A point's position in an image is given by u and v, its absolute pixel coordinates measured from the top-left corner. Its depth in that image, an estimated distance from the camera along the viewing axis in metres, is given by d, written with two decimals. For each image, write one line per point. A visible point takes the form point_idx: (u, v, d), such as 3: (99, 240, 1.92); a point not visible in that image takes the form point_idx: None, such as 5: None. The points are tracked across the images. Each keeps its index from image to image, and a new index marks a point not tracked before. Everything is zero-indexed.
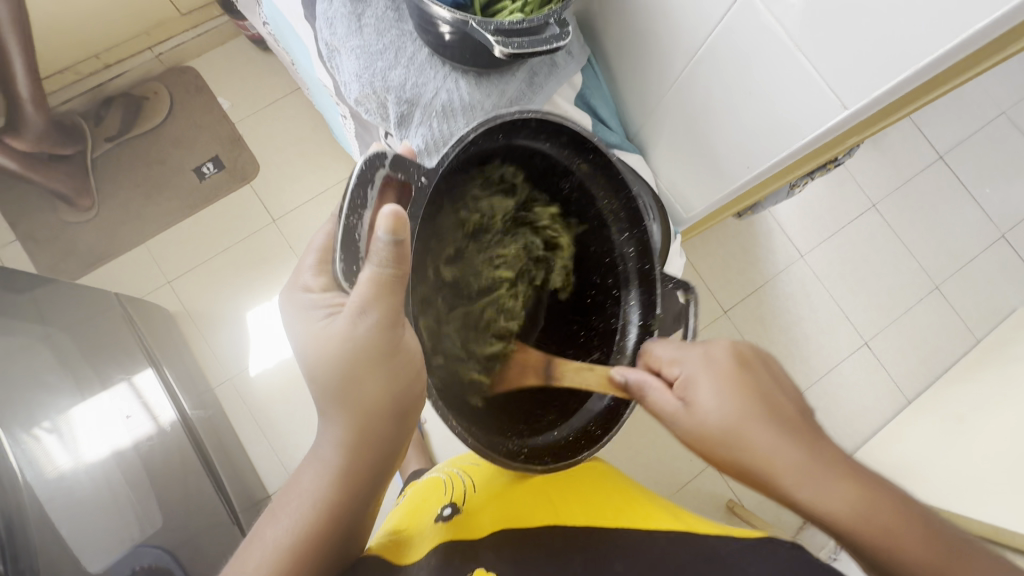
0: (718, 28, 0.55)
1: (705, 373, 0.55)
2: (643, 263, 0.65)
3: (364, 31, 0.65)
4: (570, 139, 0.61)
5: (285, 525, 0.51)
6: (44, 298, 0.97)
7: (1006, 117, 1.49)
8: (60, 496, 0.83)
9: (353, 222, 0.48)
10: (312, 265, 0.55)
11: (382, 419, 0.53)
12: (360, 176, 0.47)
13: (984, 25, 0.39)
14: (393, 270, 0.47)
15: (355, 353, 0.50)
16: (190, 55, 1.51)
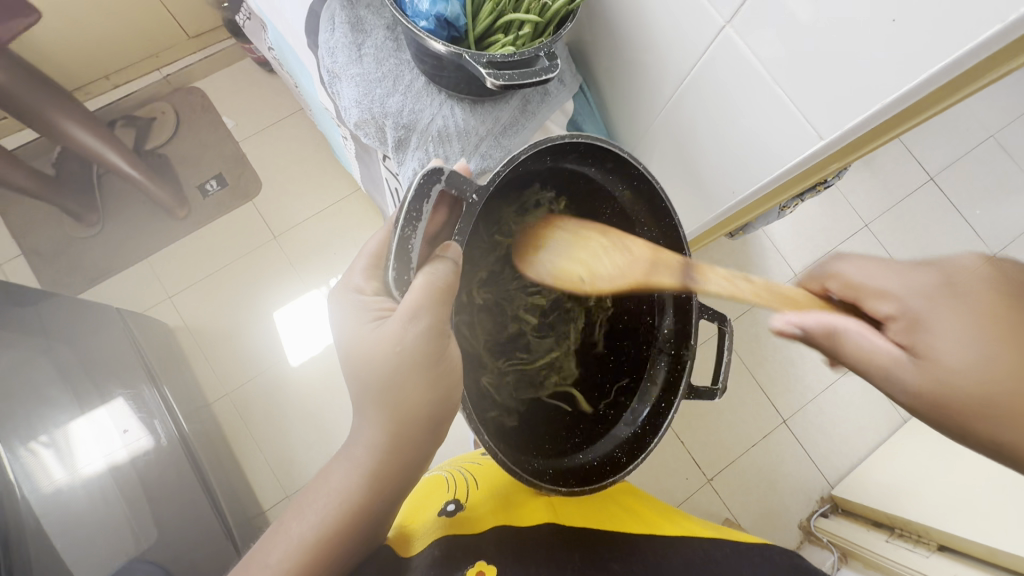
0: (702, 59, 0.58)
1: (937, 312, 0.47)
2: (680, 292, 0.67)
3: (363, 60, 0.68)
4: (616, 168, 0.62)
5: (311, 521, 0.52)
6: (48, 312, 0.99)
7: (995, 140, 1.52)
8: (55, 510, 0.85)
9: (407, 233, 0.48)
10: (363, 268, 0.57)
11: (415, 424, 0.54)
12: (416, 189, 0.48)
13: (938, 70, 0.41)
14: (445, 281, 0.51)
15: (401, 357, 0.51)
16: (197, 76, 1.55)
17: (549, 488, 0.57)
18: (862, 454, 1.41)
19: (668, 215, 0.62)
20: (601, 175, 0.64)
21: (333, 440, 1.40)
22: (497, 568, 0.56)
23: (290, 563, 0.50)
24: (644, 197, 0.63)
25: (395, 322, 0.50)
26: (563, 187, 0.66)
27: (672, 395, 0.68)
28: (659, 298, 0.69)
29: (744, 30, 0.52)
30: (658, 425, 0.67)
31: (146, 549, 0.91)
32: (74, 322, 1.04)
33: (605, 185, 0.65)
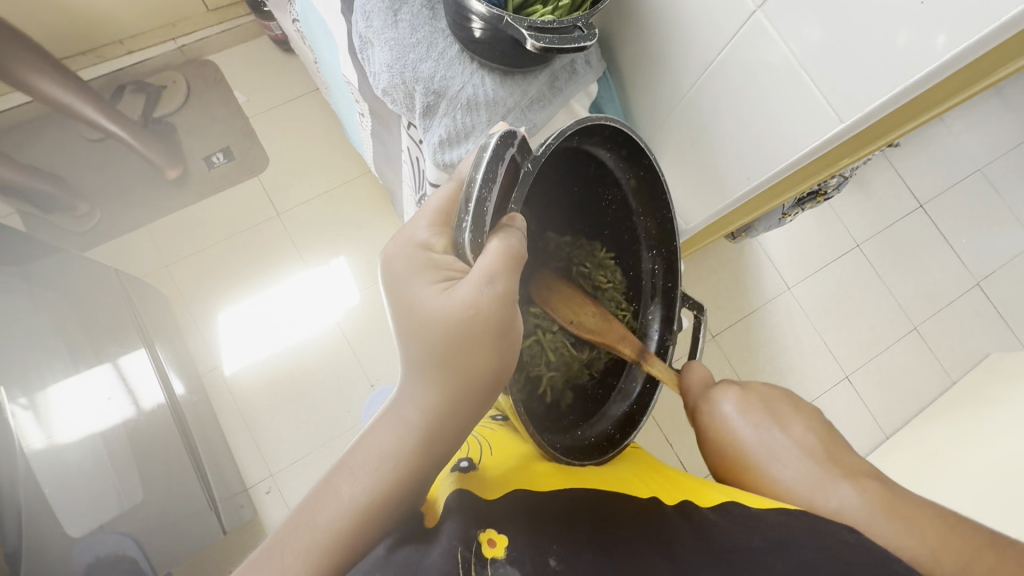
0: (728, 46, 0.62)
1: (719, 400, 0.61)
2: (667, 280, 0.71)
3: (398, 26, 0.70)
4: (629, 156, 0.62)
5: (363, 485, 0.46)
6: (47, 263, 0.97)
7: (982, 173, 1.57)
8: (46, 467, 0.81)
9: (483, 195, 0.47)
10: (429, 221, 0.54)
11: (474, 389, 0.51)
12: (493, 151, 0.47)
13: (961, 49, 0.45)
14: (521, 249, 0.50)
15: (474, 321, 0.49)
16: (212, 50, 1.56)
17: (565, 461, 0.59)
18: None
19: (666, 207, 0.65)
20: (612, 161, 0.63)
21: (320, 422, 1.38)
22: (508, 539, 0.51)
23: (341, 529, 0.45)
24: (648, 185, 0.64)
25: (471, 284, 0.49)
26: (571, 174, 0.63)
27: (657, 376, 0.70)
28: (648, 285, 0.72)
29: (776, 12, 0.55)
30: (647, 404, 0.69)
31: (127, 510, 0.90)
32: (73, 278, 1.03)
33: (614, 172, 0.64)
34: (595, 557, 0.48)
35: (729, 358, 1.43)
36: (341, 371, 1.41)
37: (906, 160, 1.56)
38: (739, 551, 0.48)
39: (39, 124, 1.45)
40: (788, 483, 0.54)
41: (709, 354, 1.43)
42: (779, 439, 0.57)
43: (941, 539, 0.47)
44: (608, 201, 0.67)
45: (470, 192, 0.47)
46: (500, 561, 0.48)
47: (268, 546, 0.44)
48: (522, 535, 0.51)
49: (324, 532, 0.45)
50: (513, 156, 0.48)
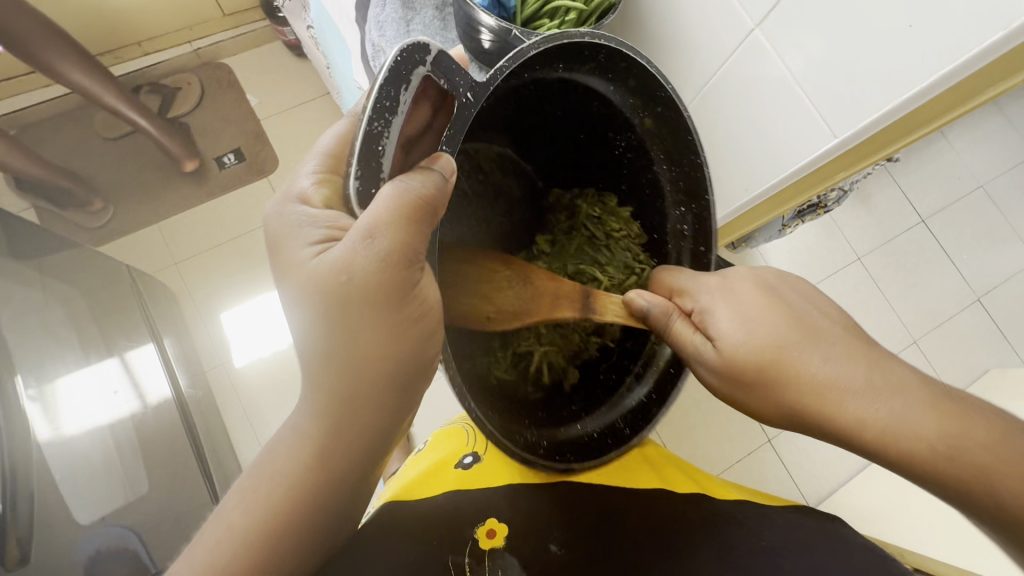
0: (725, 66, 0.66)
1: (718, 302, 0.54)
2: (698, 243, 0.61)
3: (410, 35, 0.73)
4: (640, 88, 0.54)
5: (247, 509, 0.43)
6: (61, 259, 0.99)
7: (984, 191, 1.58)
8: (58, 458, 0.82)
9: (379, 128, 0.39)
10: (314, 168, 0.45)
11: (373, 389, 0.43)
12: (392, 70, 0.38)
13: (946, 72, 0.49)
14: (417, 194, 0.40)
15: (349, 292, 0.40)
16: (226, 53, 1.59)
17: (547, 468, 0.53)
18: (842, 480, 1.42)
19: (691, 150, 0.56)
20: (619, 96, 0.56)
21: None
22: (506, 527, 0.63)
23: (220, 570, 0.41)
24: (667, 125, 0.56)
25: (346, 244, 0.40)
26: (576, 115, 0.60)
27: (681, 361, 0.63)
28: (674, 249, 0.64)
29: (772, 32, 0.59)
30: (666, 395, 0.62)
31: (131, 501, 0.92)
32: (88, 274, 1.05)
33: (624, 110, 0.57)
34: (588, 557, 0.58)
35: None
36: None
37: (908, 176, 1.57)
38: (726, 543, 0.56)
39: (56, 121, 1.48)
40: (823, 379, 0.47)
41: None
42: (775, 331, 0.50)
43: (956, 424, 0.43)
44: (622, 147, 0.62)
45: (361, 125, 0.38)
46: (498, 551, 0.61)
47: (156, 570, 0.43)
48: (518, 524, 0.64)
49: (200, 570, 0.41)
50: (427, 75, 0.40)
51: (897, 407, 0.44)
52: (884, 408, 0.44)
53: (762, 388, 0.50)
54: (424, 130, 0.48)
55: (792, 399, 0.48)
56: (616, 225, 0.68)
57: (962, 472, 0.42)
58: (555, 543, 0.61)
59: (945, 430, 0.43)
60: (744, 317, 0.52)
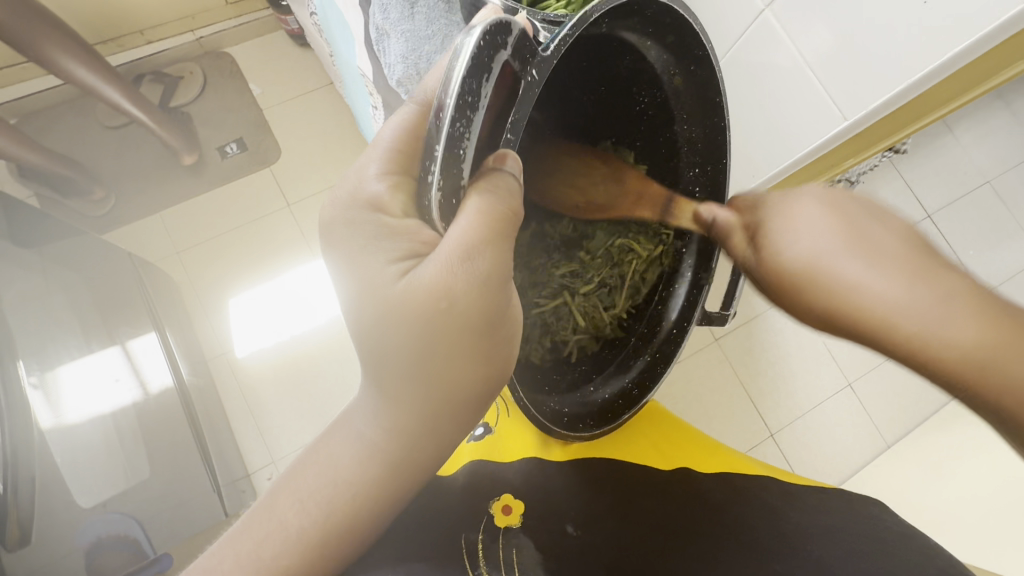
0: (737, 45, 0.69)
1: (791, 204, 0.44)
2: (709, 205, 0.63)
3: (415, 17, 0.73)
4: (678, 46, 0.53)
5: (311, 510, 0.45)
6: (61, 247, 0.99)
7: (991, 186, 1.51)
8: (61, 446, 0.82)
9: (460, 130, 0.37)
10: (380, 160, 0.44)
11: (457, 403, 0.45)
12: (474, 59, 0.36)
13: (955, 51, 0.52)
14: (502, 210, 0.42)
15: (448, 315, 0.42)
16: (229, 43, 1.59)
17: (576, 438, 0.58)
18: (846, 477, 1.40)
19: (718, 111, 0.57)
20: (655, 53, 0.55)
21: (316, 412, 1.39)
22: (523, 505, 0.61)
23: (285, 560, 0.45)
24: (696, 83, 0.56)
25: (439, 262, 0.41)
26: (603, 65, 0.54)
27: (686, 321, 0.67)
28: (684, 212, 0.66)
29: (781, 12, 0.62)
30: (671, 352, 0.66)
31: (131, 487, 0.91)
32: (88, 261, 1.05)
33: (656, 66, 0.56)
34: (606, 526, 0.58)
35: (731, 361, 1.42)
36: (341, 363, 1.42)
37: (916, 170, 1.53)
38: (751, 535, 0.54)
39: (60, 109, 1.48)
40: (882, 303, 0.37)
41: (711, 357, 1.43)
42: (835, 239, 0.41)
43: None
44: (644, 101, 0.60)
45: (440, 128, 0.36)
46: (513, 529, 0.57)
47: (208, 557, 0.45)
48: (535, 503, 0.61)
49: (269, 563, 0.44)
50: (510, 60, 0.39)
51: (943, 318, 0.35)
52: (925, 315, 0.36)
53: (804, 295, 0.42)
54: (493, 121, 0.41)
55: (829, 305, 0.40)
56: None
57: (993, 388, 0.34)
58: (572, 524, 0.58)
59: (997, 349, 0.34)
60: (810, 228, 0.42)
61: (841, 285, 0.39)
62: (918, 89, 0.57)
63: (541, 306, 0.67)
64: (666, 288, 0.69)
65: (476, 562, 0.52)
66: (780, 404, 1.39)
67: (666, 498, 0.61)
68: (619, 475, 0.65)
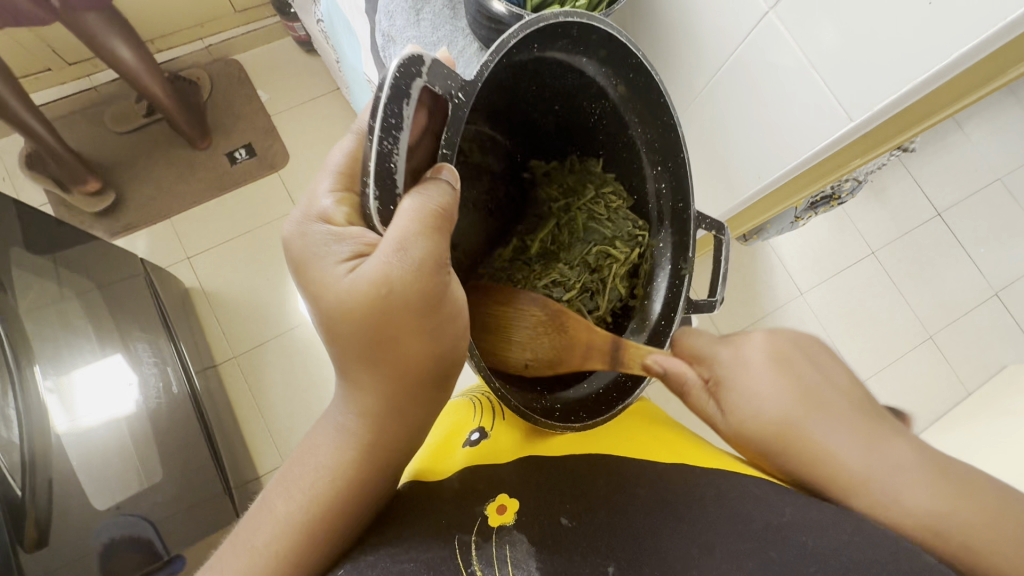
0: (740, 49, 0.70)
1: (739, 372, 0.51)
2: (676, 201, 0.63)
3: (420, 24, 0.77)
4: (611, 57, 0.55)
5: (297, 500, 0.48)
6: (74, 254, 1.00)
7: (1001, 184, 1.49)
8: (80, 450, 0.83)
9: (389, 146, 0.40)
10: (328, 182, 0.48)
11: (415, 379, 0.46)
12: (392, 88, 0.39)
13: (958, 55, 0.52)
14: (439, 204, 0.43)
15: (388, 300, 0.42)
16: (237, 50, 1.60)
17: (562, 428, 0.56)
18: None
19: (664, 113, 0.58)
20: (593, 69, 0.57)
21: (321, 414, 1.40)
22: (518, 503, 0.56)
23: (278, 544, 0.47)
24: (639, 90, 0.57)
25: (377, 257, 0.42)
26: (548, 88, 0.59)
27: (671, 312, 0.64)
28: (656, 210, 0.66)
29: (785, 15, 0.63)
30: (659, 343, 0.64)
31: (145, 490, 0.92)
32: (102, 268, 1.06)
33: (598, 80, 0.58)
34: (603, 516, 0.53)
35: None
36: None
37: (927, 167, 1.51)
38: (765, 517, 0.47)
39: (72, 117, 1.51)
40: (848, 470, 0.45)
41: None
42: (779, 402, 0.49)
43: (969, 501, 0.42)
44: (597, 113, 0.63)
45: (371, 146, 0.40)
46: (507, 527, 0.53)
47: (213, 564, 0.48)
48: (528, 499, 0.57)
49: (262, 552, 0.47)
50: (426, 88, 0.41)
51: (888, 475, 0.44)
52: (884, 482, 0.44)
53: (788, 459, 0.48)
54: (421, 137, 0.46)
55: (804, 467, 0.48)
56: (613, 198, 0.68)
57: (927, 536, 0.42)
58: (564, 515, 0.54)
59: (946, 509, 0.42)
60: (771, 399, 0.49)
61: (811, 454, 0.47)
62: (922, 92, 0.57)
63: None
64: (647, 286, 0.68)
65: (469, 561, 0.50)
66: None
67: (660, 487, 0.55)
68: (603, 467, 0.60)
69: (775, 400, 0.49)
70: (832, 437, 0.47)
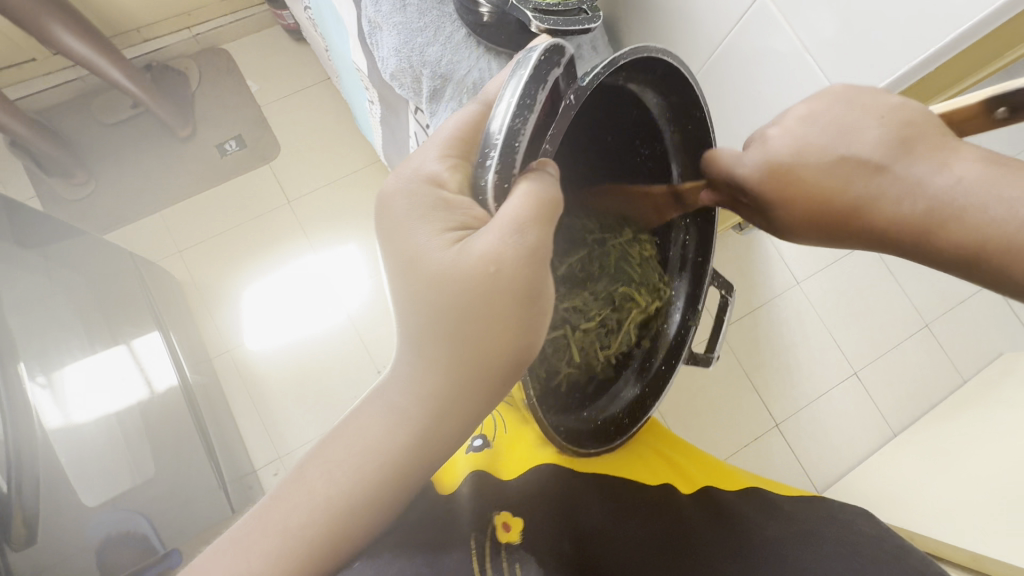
0: (732, 33, 0.68)
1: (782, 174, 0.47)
2: (699, 253, 0.68)
3: (406, 10, 0.74)
4: (679, 104, 0.58)
5: (336, 481, 0.44)
6: (58, 247, 0.98)
7: None
8: (68, 447, 0.82)
9: (517, 125, 0.38)
10: (439, 145, 0.45)
11: (489, 376, 0.44)
12: (535, 70, 0.38)
13: (954, 36, 0.51)
14: (549, 194, 0.42)
15: (493, 283, 0.42)
16: (226, 39, 1.57)
17: (585, 453, 0.59)
18: (850, 465, 1.35)
19: None
20: (656, 108, 0.59)
21: (315, 408, 1.39)
22: (523, 522, 0.56)
23: (301, 528, 0.43)
24: (695, 142, 0.60)
25: (491, 234, 0.41)
26: (609, 117, 0.56)
27: (674, 359, 0.68)
28: (675, 257, 0.70)
29: None
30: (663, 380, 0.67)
31: (137, 485, 0.91)
32: (89, 262, 1.05)
33: (657, 120, 0.59)
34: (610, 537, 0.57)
35: (736, 353, 1.41)
36: (346, 359, 1.42)
37: None
38: (765, 555, 0.55)
39: (59, 109, 1.48)
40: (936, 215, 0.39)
41: (715, 349, 1.41)
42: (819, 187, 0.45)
43: None
44: (646, 156, 0.62)
45: (501, 119, 0.38)
46: (515, 545, 0.52)
47: (237, 538, 0.44)
48: (531, 515, 0.57)
49: (293, 532, 0.43)
50: (558, 79, 0.40)
51: (963, 198, 0.38)
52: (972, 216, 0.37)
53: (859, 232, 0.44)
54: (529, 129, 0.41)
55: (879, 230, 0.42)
56: (631, 242, 0.67)
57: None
58: (571, 541, 0.56)
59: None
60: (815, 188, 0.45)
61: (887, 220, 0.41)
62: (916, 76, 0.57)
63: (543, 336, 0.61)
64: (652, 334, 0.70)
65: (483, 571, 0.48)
66: (782, 395, 1.38)
67: (659, 519, 0.60)
68: (608, 489, 0.63)
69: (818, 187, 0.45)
70: (891, 197, 0.41)
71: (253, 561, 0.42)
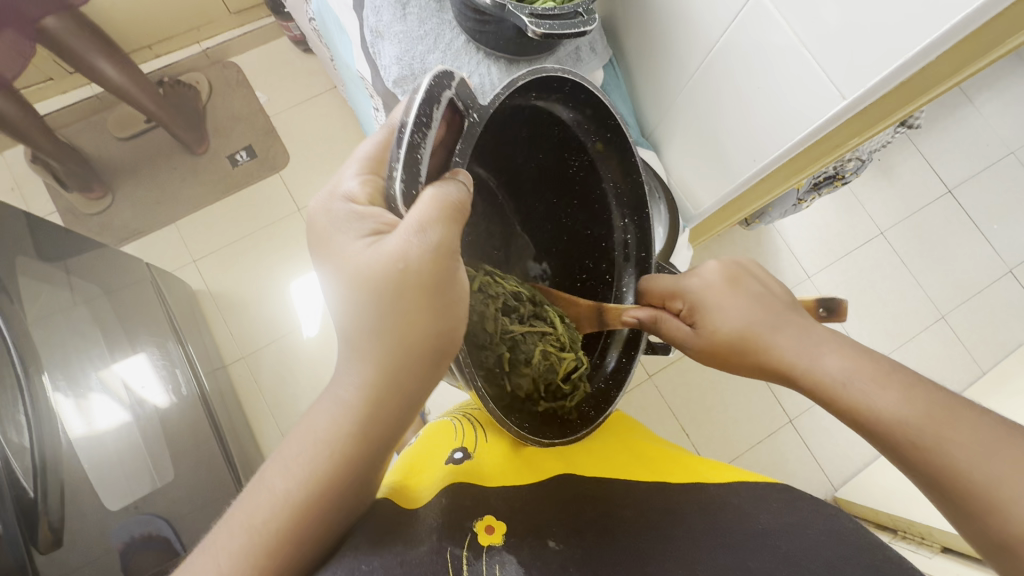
0: (735, 23, 0.67)
1: (713, 298, 0.55)
2: (641, 251, 0.66)
3: (406, 18, 0.77)
4: (595, 116, 0.59)
5: (296, 475, 0.45)
6: (77, 263, 1.00)
7: (1014, 157, 1.46)
8: (91, 451, 0.85)
9: (417, 140, 0.42)
10: (355, 171, 0.49)
11: (415, 362, 0.46)
12: (427, 92, 0.42)
13: (954, 22, 0.50)
14: (456, 199, 0.45)
15: (402, 278, 0.43)
16: (234, 52, 1.60)
17: (534, 440, 0.55)
18: (865, 461, 1.33)
19: (638, 171, 0.61)
20: (575, 122, 0.61)
21: None
22: (506, 526, 0.54)
23: (276, 522, 0.43)
24: (616, 150, 0.61)
25: (398, 236, 0.43)
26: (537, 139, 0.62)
27: (632, 350, 0.65)
28: (620, 255, 0.67)
29: None
30: (624, 379, 0.64)
31: (157, 489, 0.93)
32: (108, 274, 1.07)
33: (578, 132, 0.61)
34: (594, 535, 0.52)
35: None
36: None
37: (936, 143, 1.47)
38: (746, 527, 0.50)
39: (76, 126, 1.52)
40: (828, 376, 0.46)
41: None
42: (741, 318, 0.52)
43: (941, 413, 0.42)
44: (576, 168, 0.64)
45: (402, 137, 0.42)
46: (496, 547, 0.51)
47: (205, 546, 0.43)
48: (512, 518, 0.55)
49: (262, 528, 0.43)
50: (453, 100, 0.45)
51: (862, 380, 0.45)
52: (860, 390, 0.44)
53: (752, 363, 0.52)
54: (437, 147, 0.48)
55: (773, 371, 0.50)
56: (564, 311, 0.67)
57: (859, 406, 0.44)
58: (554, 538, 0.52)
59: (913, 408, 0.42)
60: (736, 314, 0.53)
61: (791, 361, 0.49)
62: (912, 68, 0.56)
63: (490, 344, 0.61)
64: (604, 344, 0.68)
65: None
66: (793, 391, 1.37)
67: (647, 509, 0.55)
68: (583, 494, 0.59)
69: (740, 317, 0.53)
70: (802, 346, 0.49)
71: (220, 564, 0.42)
